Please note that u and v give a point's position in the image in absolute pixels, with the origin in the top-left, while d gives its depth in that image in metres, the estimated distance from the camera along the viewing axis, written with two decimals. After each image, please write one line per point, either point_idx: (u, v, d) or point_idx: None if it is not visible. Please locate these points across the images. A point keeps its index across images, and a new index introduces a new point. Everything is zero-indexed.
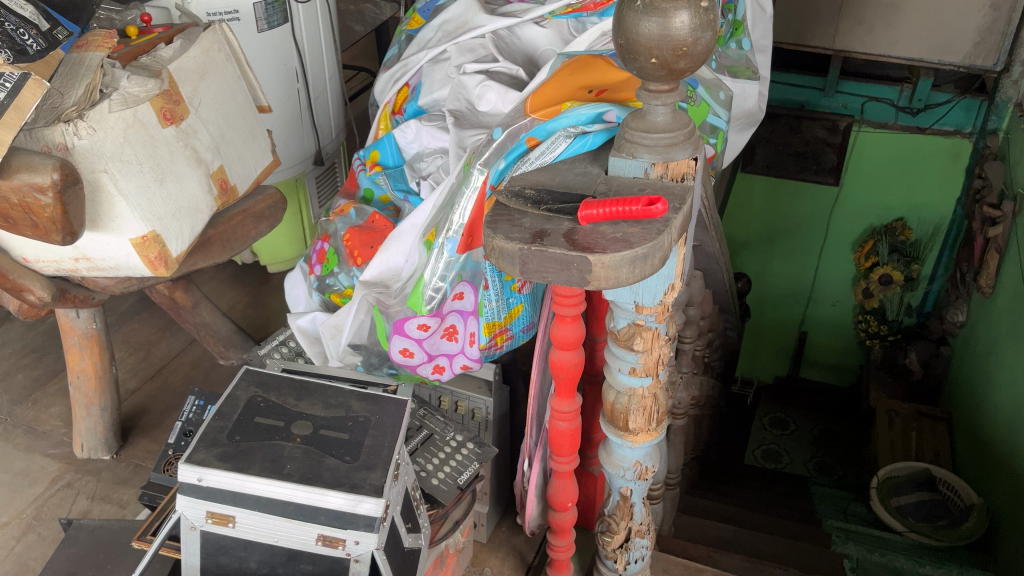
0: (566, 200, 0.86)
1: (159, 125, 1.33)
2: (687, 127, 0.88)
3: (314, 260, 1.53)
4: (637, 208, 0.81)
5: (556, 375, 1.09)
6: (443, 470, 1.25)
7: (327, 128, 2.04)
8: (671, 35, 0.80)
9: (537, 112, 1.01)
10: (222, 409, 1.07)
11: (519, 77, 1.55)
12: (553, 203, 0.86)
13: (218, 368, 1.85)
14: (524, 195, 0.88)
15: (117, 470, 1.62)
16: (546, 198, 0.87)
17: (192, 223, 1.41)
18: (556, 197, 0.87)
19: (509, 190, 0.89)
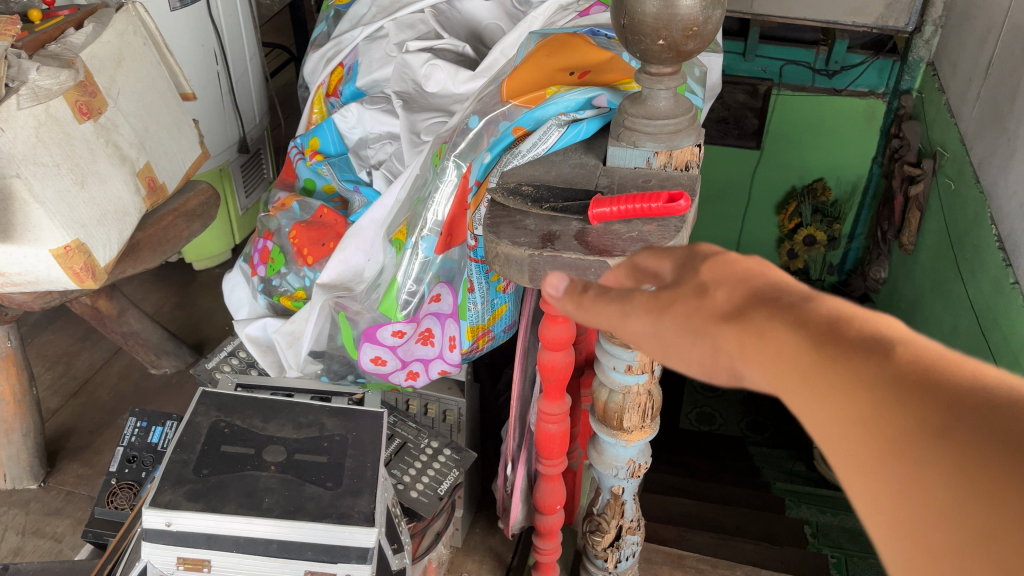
0: (569, 197, 0.79)
1: (75, 120, 1.20)
2: (690, 111, 0.82)
3: (256, 260, 1.42)
4: (650, 204, 0.74)
5: (546, 377, 1.02)
6: (421, 481, 1.18)
7: (250, 113, 1.91)
8: (680, 15, 0.73)
9: (517, 98, 0.93)
10: (183, 439, 0.96)
11: (466, 54, 1.46)
12: (557, 200, 0.79)
13: (149, 379, 1.71)
14: (520, 193, 0.81)
15: (46, 500, 1.48)
16: (547, 197, 0.80)
17: (120, 227, 1.27)
18: (557, 195, 0.80)
19: (504, 187, 0.81)
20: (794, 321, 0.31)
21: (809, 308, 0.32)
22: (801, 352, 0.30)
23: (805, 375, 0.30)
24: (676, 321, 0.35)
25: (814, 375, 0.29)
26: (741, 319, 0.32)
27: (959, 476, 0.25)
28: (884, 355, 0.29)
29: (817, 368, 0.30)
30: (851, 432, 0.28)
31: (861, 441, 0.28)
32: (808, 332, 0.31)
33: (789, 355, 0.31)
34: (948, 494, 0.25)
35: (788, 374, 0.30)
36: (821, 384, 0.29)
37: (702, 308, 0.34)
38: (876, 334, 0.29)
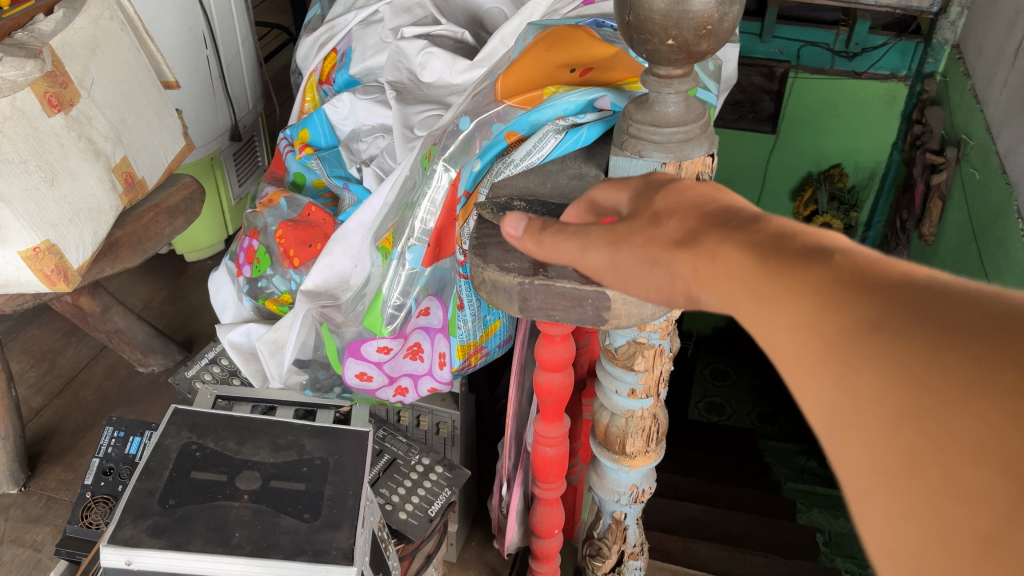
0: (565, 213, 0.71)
1: (44, 114, 1.12)
2: (701, 117, 0.74)
3: (241, 260, 1.34)
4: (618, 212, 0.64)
5: (543, 399, 0.95)
6: (411, 501, 1.11)
7: (242, 99, 1.83)
8: (692, 13, 0.64)
9: (512, 99, 0.85)
10: (150, 465, 0.89)
11: (464, 40, 1.37)
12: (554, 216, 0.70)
13: (136, 377, 1.65)
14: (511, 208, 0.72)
15: (26, 506, 1.42)
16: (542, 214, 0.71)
17: (94, 227, 1.20)
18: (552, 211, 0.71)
19: (493, 202, 0.73)
20: (747, 252, 0.41)
21: (756, 236, 0.43)
22: (755, 273, 0.40)
23: (756, 292, 0.39)
24: (649, 257, 0.49)
25: (763, 290, 0.39)
26: (704, 255, 0.44)
27: (871, 349, 0.33)
28: (819, 266, 0.37)
29: (764, 285, 0.39)
30: (790, 330, 0.36)
31: (800, 336, 0.36)
32: (757, 257, 0.40)
33: (746, 277, 0.40)
34: (860, 361, 0.33)
35: (744, 294, 0.40)
36: (768, 296, 0.38)
37: (657, 245, 0.49)
38: (815, 253, 0.38)
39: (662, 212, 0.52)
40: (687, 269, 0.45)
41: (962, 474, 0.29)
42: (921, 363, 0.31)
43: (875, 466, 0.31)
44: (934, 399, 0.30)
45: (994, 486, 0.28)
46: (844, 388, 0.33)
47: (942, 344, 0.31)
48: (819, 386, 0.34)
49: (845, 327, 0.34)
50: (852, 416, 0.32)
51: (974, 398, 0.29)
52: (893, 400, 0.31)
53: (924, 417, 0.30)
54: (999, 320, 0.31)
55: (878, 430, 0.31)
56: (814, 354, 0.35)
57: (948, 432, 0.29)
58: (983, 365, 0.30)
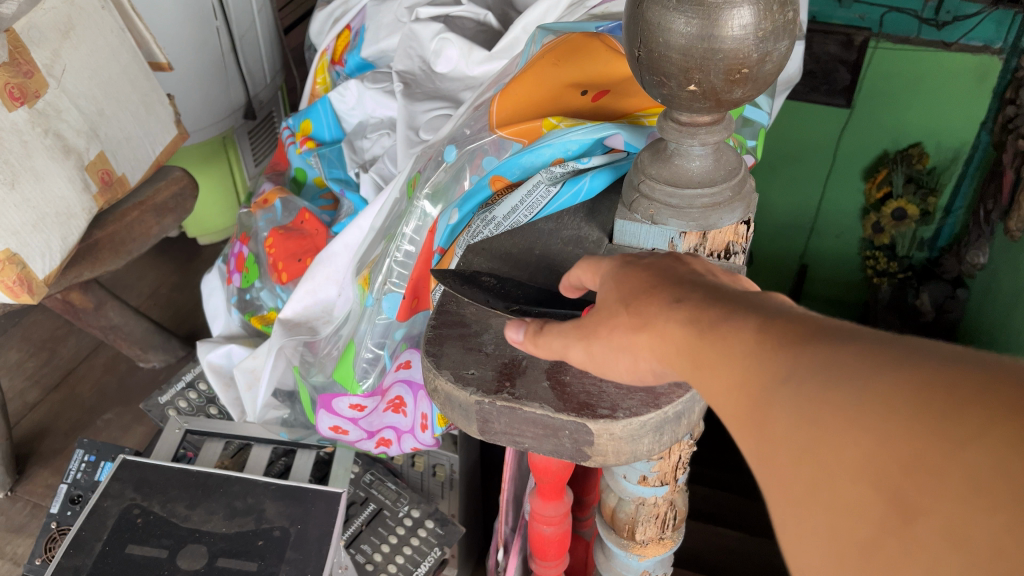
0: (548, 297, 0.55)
1: (3, 108, 0.99)
2: (736, 173, 0.57)
3: (231, 267, 1.22)
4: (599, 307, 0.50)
5: (540, 477, 0.81)
6: (395, 562, 0.98)
7: (258, 73, 1.69)
8: (723, 52, 0.47)
9: (505, 129, 0.70)
10: (80, 536, 0.79)
11: (487, 24, 1.20)
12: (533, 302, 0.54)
13: (137, 373, 1.56)
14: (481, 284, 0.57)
15: (10, 514, 1.34)
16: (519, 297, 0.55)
17: (63, 232, 1.08)
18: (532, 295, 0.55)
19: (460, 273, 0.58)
20: (670, 302, 0.40)
21: (681, 285, 0.41)
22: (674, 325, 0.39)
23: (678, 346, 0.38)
24: (614, 342, 0.42)
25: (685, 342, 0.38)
26: (635, 314, 0.41)
27: (778, 395, 0.32)
28: (730, 314, 0.37)
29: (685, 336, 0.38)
30: (709, 382, 0.36)
31: (723, 383, 0.35)
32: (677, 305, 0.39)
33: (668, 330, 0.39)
34: (773, 407, 0.32)
35: (671, 350, 0.39)
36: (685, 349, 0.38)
37: (621, 319, 0.42)
38: (729, 300, 0.38)
39: (610, 293, 0.44)
40: (628, 338, 0.41)
41: (851, 497, 0.28)
42: (813, 400, 0.31)
43: (787, 498, 0.31)
44: (826, 434, 0.29)
45: (872, 501, 0.28)
46: (760, 433, 0.33)
47: (829, 378, 0.30)
48: (745, 432, 0.34)
49: (755, 376, 0.34)
50: (767, 458, 0.32)
51: (857, 424, 0.29)
52: (792, 439, 0.31)
53: (816, 451, 0.30)
54: (881, 349, 0.30)
55: (786, 468, 0.31)
56: (739, 403, 0.35)
57: (837, 458, 0.29)
58: (864, 393, 0.29)
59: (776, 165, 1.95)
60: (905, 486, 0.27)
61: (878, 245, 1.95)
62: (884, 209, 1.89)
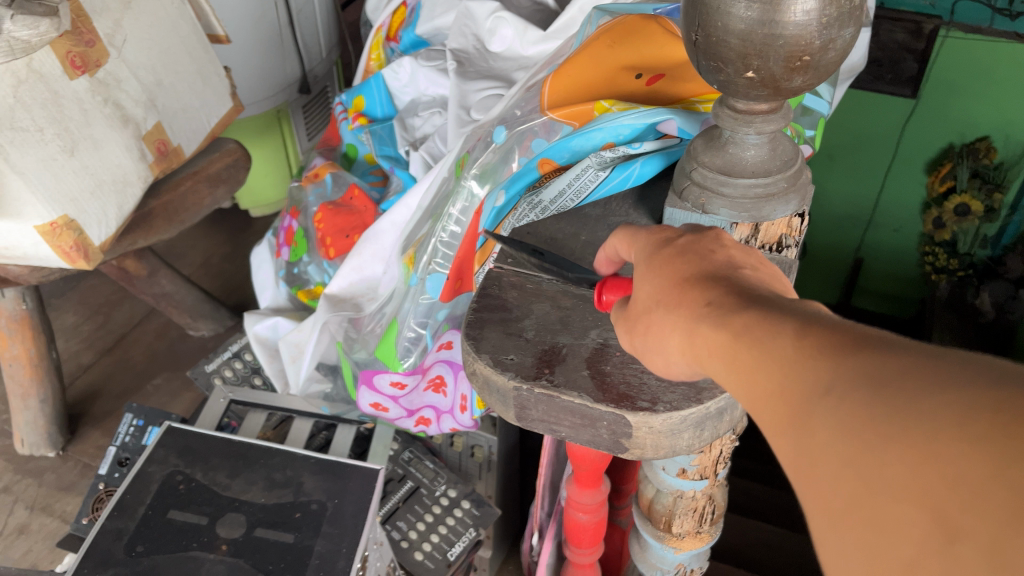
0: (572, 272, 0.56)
1: (65, 76, 1.01)
2: (792, 163, 0.55)
3: (280, 241, 1.23)
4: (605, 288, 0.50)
5: (577, 464, 0.80)
6: (430, 540, 0.99)
7: (314, 48, 1.70)
8: (785, 38, 0.45)
9: (556, 110, 0.69)
10: (125, 498, 0.80)
11: (543, 3, 1.18)
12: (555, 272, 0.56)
13: (187, 340, 1.59)
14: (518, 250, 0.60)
15: (62, 472, 1.38)
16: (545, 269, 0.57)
17: (119, 200, 1.11)
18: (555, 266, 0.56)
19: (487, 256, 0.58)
20: (711, 297, 0.38)
21: (723, 282, 0.39)
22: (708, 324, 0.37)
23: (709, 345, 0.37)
24: (651, 345, 0.41)
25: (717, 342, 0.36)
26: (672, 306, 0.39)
27: (818, 403, 0.30)
28: (768, 315, 0.35)
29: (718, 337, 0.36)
30: (741, 386, 0.34)
31: (758, 386, 0.33)
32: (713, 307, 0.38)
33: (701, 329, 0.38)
34: (810, 415, 0.30)
35: (709, 356, 0.36)
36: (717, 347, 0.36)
37: (662, 320, 0.40)
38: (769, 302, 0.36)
39: (651, 294, 0.41)
40: (666, 344, 0.40)
41: (892, 514, 0.26)
42: (856, 410, 0.28)
43: (822, 511, 0.28)
44: (869, 448, 0.27)
45: (915, 520, 0.25)
46: (796, 442, 0.30)
47: (876, 389, 0.28)
48: (778, 440, 0.32)
49: (793, 382, 0.32)
50: (801, 469, 0.30)
51: (903, 440, 0.27)
52: (831, 450, 0.29)
53: (857, 463, 0.28)
54: (934, 365, 0.28)
55: (822, 480, 0.29)
56: (774, 410, 0.32)
57: (882, 473, 0.27)
58: (914, 408, 0.27)
59: (833, 155, 1.86)
60: (952, 507, 0.25)
61: (937, 241, 1.86)
62: (946, 204, 1.78)
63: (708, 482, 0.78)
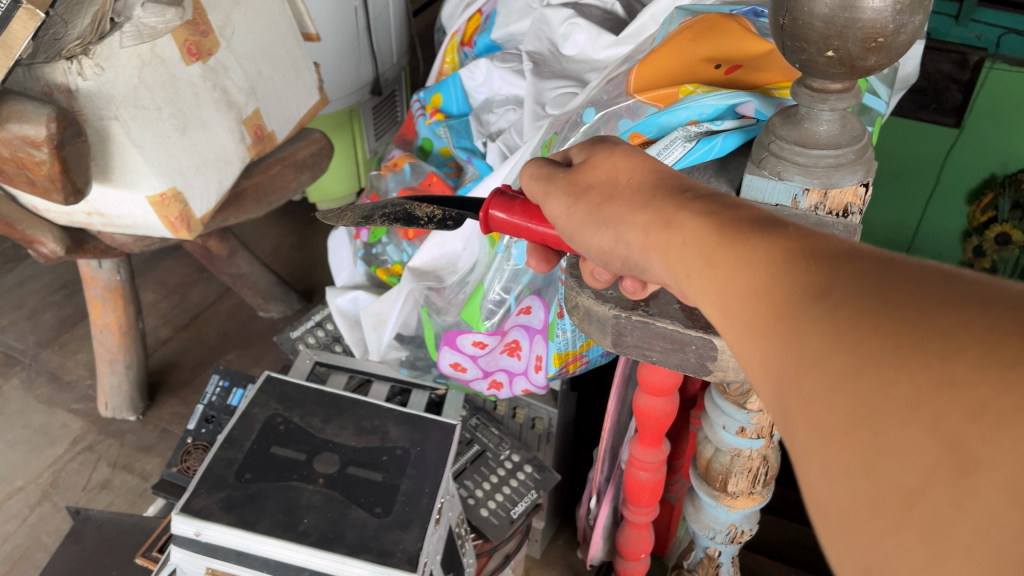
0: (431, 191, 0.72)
1: (182, 62, 1.12)
2: (859, 139, 0.63)
3: (360, 222, 1.31)
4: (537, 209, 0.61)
5: (642, 422, 0.88)
6: (494, 499, 1.06)
7: (387, 53, 1.80)
8: (862, 22, 0.53)
9: (644, 94, 0.77)
10: (233, 434, 0.89)
11: (614, 12, 1.27)
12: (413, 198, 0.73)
13: (257, 321, 1.69)
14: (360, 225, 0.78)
15: (141, 435, 1.48)
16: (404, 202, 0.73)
17: (219, 177, 1.22)
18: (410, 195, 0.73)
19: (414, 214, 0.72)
20: (706, 217, 0.41)
21: (717, 203, 0.42)
22: (715, 240, 0.39)
23: (708, 260, 0.38)
24: (603, 216, 0.48)
25: (718, 258, 0.38)
26: (671, 226, 0.42)
27: (816, 315, 0.30)
28: (774, 237, 0.36)
29: (721, 253, 0.38)
30: (720, 291, 0.37)
31: (750, 298, 0.35)
32: (715, 223, 0.40)
33: (703, 244, 0.39)
34: (803, 324, 0.30)
35: (696, 259, 0.39)
36: (724, 264, 0.37)
37: (627, 205, 0.47)
38: (774, 224, 0.37)
39: (621, 168, 0.49)
40: (651, 240, 0.44)
41: (894, 436, 0.25)
42: (859, 320, 0.28)
43: (809, 426, 0.28)
44: (870, 361, 0.27)
45: (925, 446, 0.24)
46: (790, 354, 0.31)
47: (880, 302, 0.28)
48: (774, 356, 0.32)
49: (794, 296, 0.32)
50: (793, 381, 0.30)
51: (908, 357, 0.26)
52: (827, 361, 0.28)
53: (855, 377, 0.27)
54: (943, 285, 0.28)
55: (816, 393, 0.28)
56: (768, 322, 0.33)
57: (884, 389, 0.26)
58: (919, 325, 0.27)
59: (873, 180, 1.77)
60: (964, 431, 0.24)
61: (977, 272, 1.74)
62: (987, 233, 1.68)
63: (764, 443, 0.85)
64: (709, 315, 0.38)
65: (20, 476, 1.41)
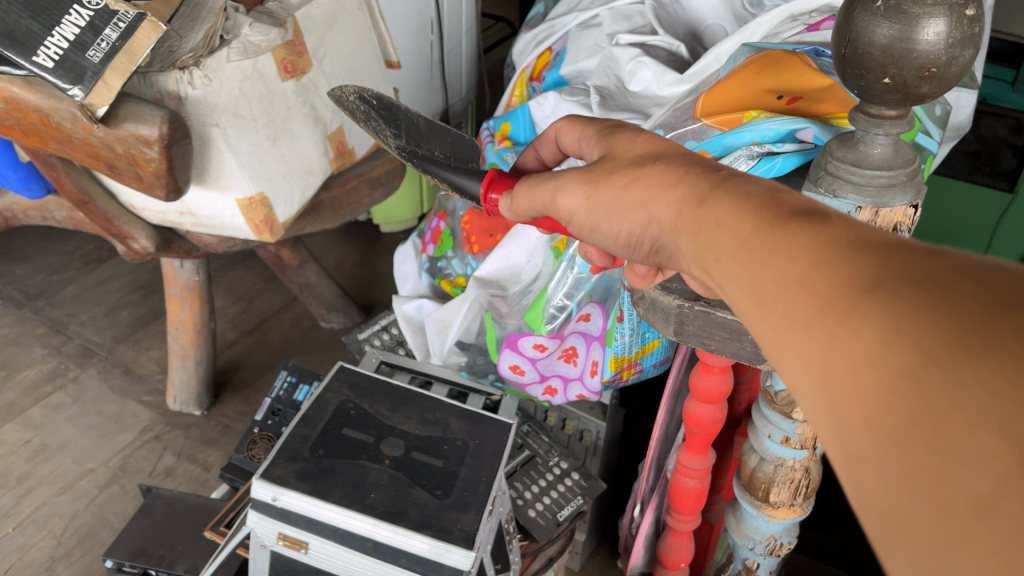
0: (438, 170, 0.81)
1: (278, 78, 1.21)
2: (910, 164, 0.69)
3: (427, 238, 1.38)
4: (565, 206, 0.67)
5: (691, 428, 0.92)
6: (542, 501, 1.11)
7: (457, 86, 1.91)
8: (916, 53, 0.59)
9: (711, 118, 0.86)
10: (309, 414, 0.97)
11: (678, 54, 1.36)
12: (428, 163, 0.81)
13: (318, 331, 1.77)
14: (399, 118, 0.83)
15: (205, 428, 1.56)
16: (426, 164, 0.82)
17: (302, 186, 1.32)
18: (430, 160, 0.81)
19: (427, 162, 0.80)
20: (740, 207, 0.41)
21: (751, 195, 0.42)
22: (753, 229, 0.39)
23: (746, 245, 0.39)
24: (632, 198, 0.51)
25: (755, 249, 0.38)
26: (705, 205, 0.44)
27: (866, 308, 0.29)
28: (817, 229, 0.35)
29: (758, 243, 0.38)
30: (766, 284, 0.36)
31: (792, 291, 0.33)
32: (755, 214, 0.40)
33: (740, 234, 0.40)
34: (854, 318, 0.29)
35: (734, 250, 0.39)
36: (763, 254, 0.37)
37: (656, 185, 0.50)
38: (815, 216, 0.37)
39: (647, 156, 0.53)
40: (682, 222, 0.46)
41: (961, 439, 0.24)
42: (912, 315, 0.27)
43: (865, 426, 0.27)
44: (925, 357, 0.26)
45: (995, 449, 0.23)
46: (835, 346, 0.30)
47: (935, 295, 0.27)
48: (816, 350, 0.31)
49: (837, 286, 0.31)
50: (841, 376, 0.29)
51: (969, 356, 0.25)
52: (884, 359, 0.27)
53: (912, 374, 0.26)
54: (1011, 279, 0.27)
55: (871, 391, 0.28)
56: (812, 316, 0.32)
57: (945, 388, 0.25)
58: (978, 320, 0.26)
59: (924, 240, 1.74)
60: None
61: None
62: None
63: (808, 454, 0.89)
64: (742, 302, 0.38)
65: (91, 459, 1.49)
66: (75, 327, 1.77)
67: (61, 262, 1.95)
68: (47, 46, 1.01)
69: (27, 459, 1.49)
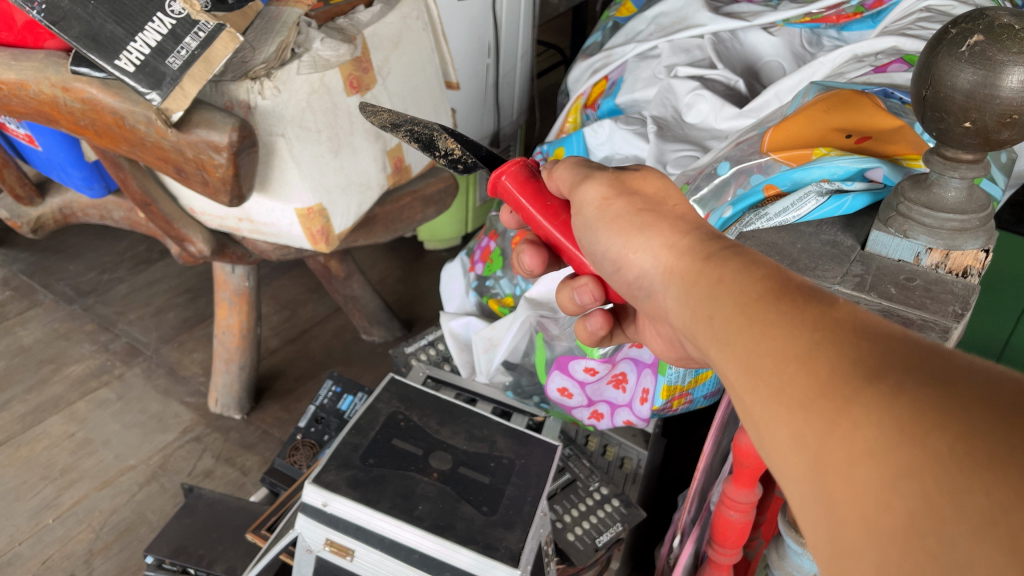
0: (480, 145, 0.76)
1: (344, 93, 1.23)
2: (985, 209, 0.68)
3: (476, 257, 1.39)
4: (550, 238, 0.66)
5: (740, 461, 0.92)
6: (582, 525, 1.11)
7: (510, 110, 1.93)
8: (998, 101, 0.59)
9: (778, 153, 0.88)
10: (360, 422, 0.98)
11: (736, 88, 1.37)
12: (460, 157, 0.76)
13: (359, 343, 1.79)
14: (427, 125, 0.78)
15: (244, 432, 1.58)
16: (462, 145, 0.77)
17: (360, 199, 1.35)
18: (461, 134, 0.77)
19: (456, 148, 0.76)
20: (745, 267, 0.43)
21: (749, 259, 0.44)
22: (753, 296, 0.40)
23: (743, 311, 0.40)
24: (638, 221, 0.54)
25: (750, 314, 0.39)
26: (712, 260, 0.46)
27: (870, 400, 0.31)
28: (818, 306, 0.37)
29: (754, 310, 0.39)
30: (758, 352, 0.37)
31: (787, 366, 0.35)
32: (752, 280, 0.41)
33: (736, 299, 0.41)
34: (855, 407, 0.31)
35: (726, 311, 0.41)
36: (759, 321, 0.38)
37: (669, 223, 0.52)
38: (819, 292, 0.38)
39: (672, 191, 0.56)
40: (676, 272, 0.48)
41: (966, 552, 0.26)
42: (919, 415, 0.29)
43: (864, 523, 0.29)
44: (931, 461, 0.28)
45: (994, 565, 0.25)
46: (835, 435, 0.32)
47: (943, 398, 0.29)
48: (811, 432, 0.33)
49: (841, 371, 0.33)
50: (837, 467, 0.31)
51: (977, 466, 0.27)
52: (886, 457, 0.29)
53: (919, 481, 0.28)
54: (1013, 388, 0.29)
55: (872, 488, 0.29)
56: (808, 396, 0.33)
57: (952, 497, 0.27)
58: (980, 429, 0.28)
59: None
60: None
61: None
62: None
63: None
64: (727, 364, 0.39)
65: (133, 456, 1.52)
66: (123, 326, 1.80)
67: (113, 262, 2.00)
68: (129, 51, 1.04)
69: (71, 452, 1.52)
